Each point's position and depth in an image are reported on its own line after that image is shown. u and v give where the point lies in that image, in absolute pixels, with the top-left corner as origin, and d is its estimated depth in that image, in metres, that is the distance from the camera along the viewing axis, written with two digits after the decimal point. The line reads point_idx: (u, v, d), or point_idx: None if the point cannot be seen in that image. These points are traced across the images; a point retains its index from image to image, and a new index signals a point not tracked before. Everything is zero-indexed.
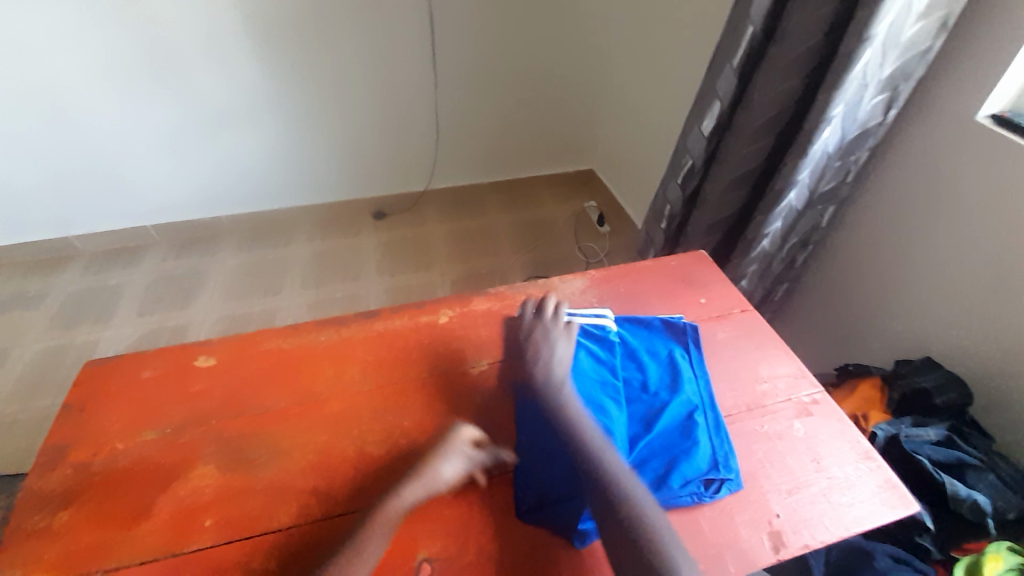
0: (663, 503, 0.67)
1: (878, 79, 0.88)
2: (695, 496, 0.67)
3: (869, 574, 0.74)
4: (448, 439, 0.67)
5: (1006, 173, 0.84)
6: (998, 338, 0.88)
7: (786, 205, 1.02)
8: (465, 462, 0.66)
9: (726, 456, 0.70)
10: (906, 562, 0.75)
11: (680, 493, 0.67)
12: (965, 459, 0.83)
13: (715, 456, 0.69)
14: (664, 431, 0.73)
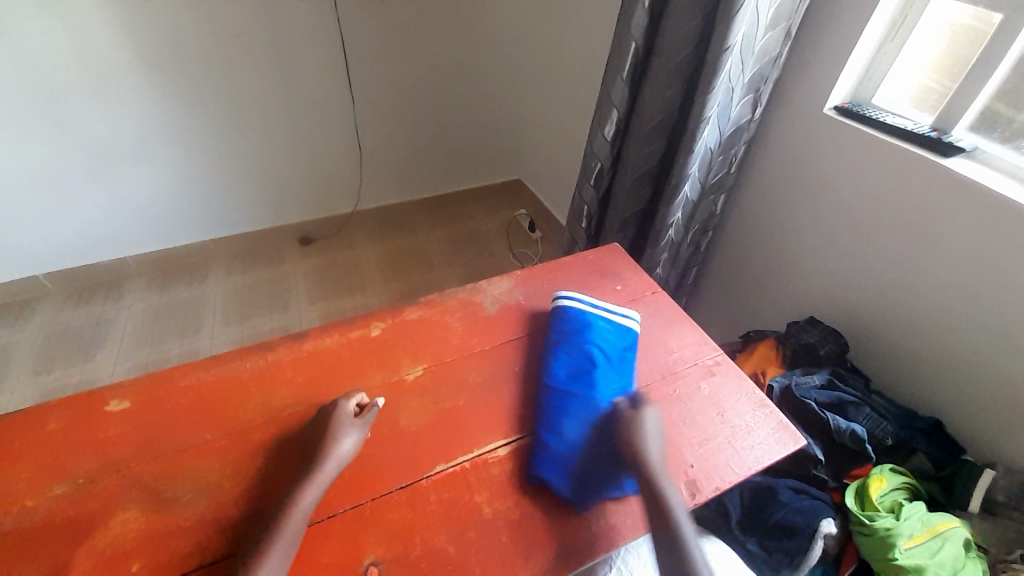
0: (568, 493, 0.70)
1: (742, 84, 1.13)
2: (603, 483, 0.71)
3: (774, 506, 0.85)
4: (336, 419, 0.72)
5: (843, 153, 1.11)
6: (856, 288, 1.15)
7: (683, 196, 1.26)
8: (360, 432, 0.73)
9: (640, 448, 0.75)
10: (805, 490, 0.86)
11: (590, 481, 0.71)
12: (844, 397, 0.97)
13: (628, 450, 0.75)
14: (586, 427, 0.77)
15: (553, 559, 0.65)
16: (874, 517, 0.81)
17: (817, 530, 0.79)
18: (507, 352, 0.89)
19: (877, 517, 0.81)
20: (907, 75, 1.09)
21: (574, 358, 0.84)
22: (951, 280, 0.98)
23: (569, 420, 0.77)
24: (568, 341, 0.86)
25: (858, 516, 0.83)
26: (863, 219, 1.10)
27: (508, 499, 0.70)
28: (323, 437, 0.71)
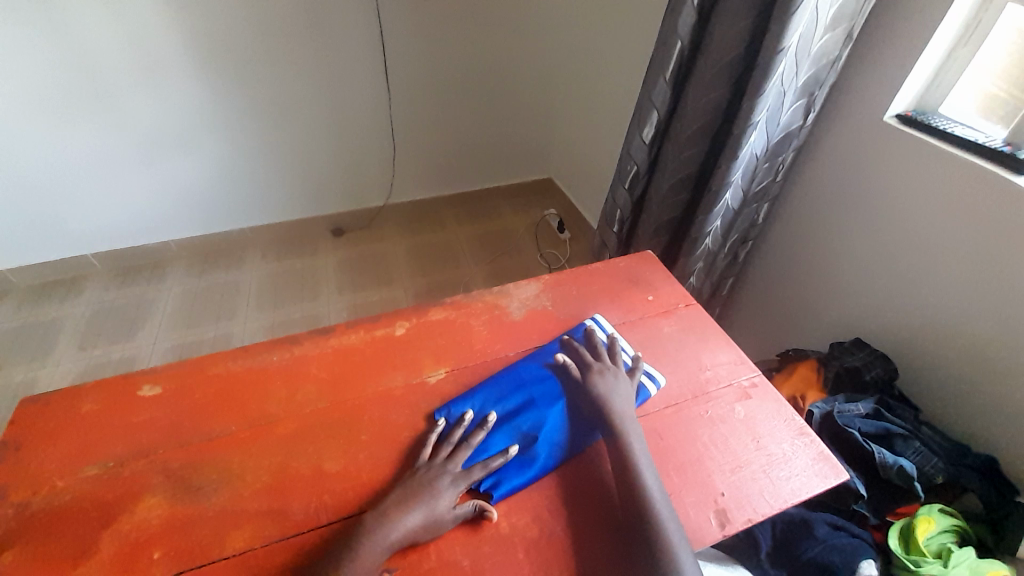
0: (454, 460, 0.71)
1: (794, 88, 1.06)
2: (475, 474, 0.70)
3: (810, 542, 0.80)
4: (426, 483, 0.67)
5: (904, 165, 1.02)
6: (909, 311, 1.06)
7: (723, 204, 1.21)
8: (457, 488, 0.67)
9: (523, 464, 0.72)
10: (843, 528, 0.82)
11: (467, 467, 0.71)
12: (892, 429, 0.90)
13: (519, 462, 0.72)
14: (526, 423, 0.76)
15: None
16: (922, 563, 0.75)
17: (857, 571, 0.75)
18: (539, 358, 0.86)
19: (924, 562, 0.75)
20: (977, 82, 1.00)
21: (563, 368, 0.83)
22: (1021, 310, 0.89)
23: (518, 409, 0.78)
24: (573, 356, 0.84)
25: (903, 560, 0.77)
26: (922, 238, 1.02)
27: (527, 514, 0.68)
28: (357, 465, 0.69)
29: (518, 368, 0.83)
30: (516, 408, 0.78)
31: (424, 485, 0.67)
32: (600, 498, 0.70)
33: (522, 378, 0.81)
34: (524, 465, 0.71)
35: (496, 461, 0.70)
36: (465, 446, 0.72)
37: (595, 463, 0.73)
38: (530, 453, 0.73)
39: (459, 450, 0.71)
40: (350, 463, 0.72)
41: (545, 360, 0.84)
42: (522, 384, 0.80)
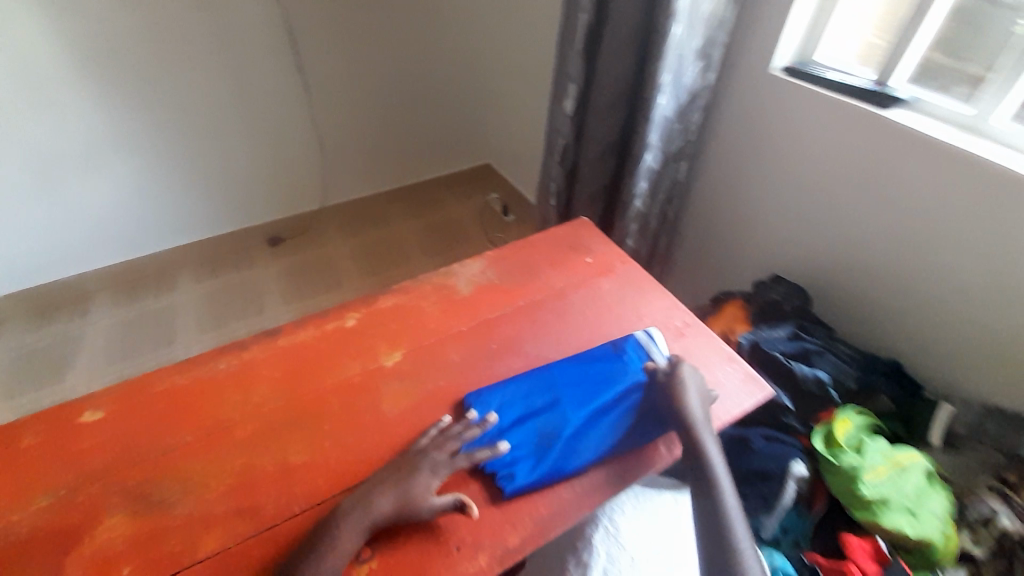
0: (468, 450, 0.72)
1: (692, 50, 1.15)
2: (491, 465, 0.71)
3: (748, 455, 0.87)
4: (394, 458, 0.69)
5: (794, 113, 1.14)
6: (814, 244, 1.19)
7: (646, 164, 1.29)
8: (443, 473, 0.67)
9: (538, 461, 0.72)
10: (776, 438, 0.90)
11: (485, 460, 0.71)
12: (809, 347, 1.02)
13: (535, 458, 0.72)
14: (551, 421, 0.76)
15: (538, 522, 0.66)
16: (839, 454, 0.81)
17: (788, 472, 0.83)
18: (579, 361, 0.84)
19: (842, 455, 0.81)
20: (857, 32, 1.13)
21: (601, 376, 0.81)
22: (901, 227, 1.03)
23: (545, 408, 0.77)
24: (611, 367, 0.82)
25: (824, 454, 0.82)
26: (818, 177, 1.14)
27: (494, 470, 0.72)
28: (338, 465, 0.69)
29: (550, 368, 0.83)
30: (540, 406, 0.78)
31: (399, 460, 0.69)
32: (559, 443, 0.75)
33: (551, 379, 0.81)
34: (538, 462, 0.71)
35: (483, 454, 0.69)
36: (457, 438, 0.71)
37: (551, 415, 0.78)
38: (550, 452, 0.73)
39: (450, 442, 0.70)
40: (316, 452, 0.73)
41: (579, 365, 0.83)
42: (552, 385, 0.80)
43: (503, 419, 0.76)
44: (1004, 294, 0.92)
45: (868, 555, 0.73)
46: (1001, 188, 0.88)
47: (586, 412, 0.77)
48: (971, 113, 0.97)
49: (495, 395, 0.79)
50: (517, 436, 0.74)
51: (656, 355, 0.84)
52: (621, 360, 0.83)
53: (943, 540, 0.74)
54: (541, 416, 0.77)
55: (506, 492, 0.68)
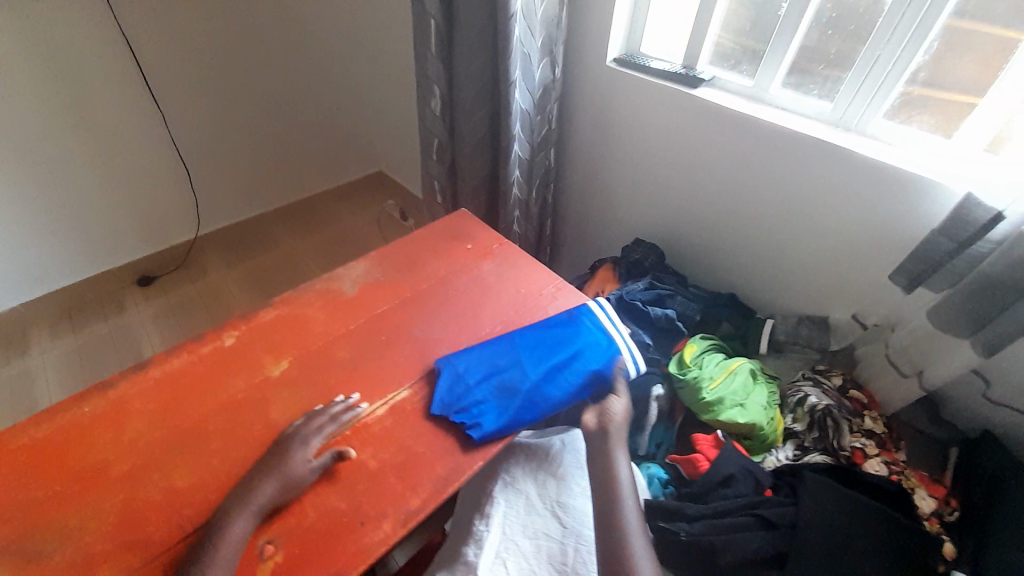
0: (440, 407, 0.81)
1: (535, 49, 1.26)
2: (460, 416, 0.80)
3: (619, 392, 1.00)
4: (285, 455, 0.72)
5: (628, 98, 1.30)
6: (663, 209, 1.38)
7: (515, 155, 1.41)
8: (320, 437, 0.75)
9: (500, 411, 0.80)
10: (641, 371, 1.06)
11: (454, 413, 0.80)
12: (663, 292, 1.19)
13: (499, 408, 0.81)
14: (514, 376, 0.85)
15: (436, 484, 0.73)
16: (686, 370, 0.99)
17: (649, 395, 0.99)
18: (541, 326, 0.93)
19: (689, 371, 0.99)
20: (674, 24, 1.28)
21: (558, 337, 0.89)
22: (720, 185, 1.21)
23: (510, 366, 0.86)
24: (567, 329, 0.90)
25: (677, 375, 0.99)
26: (652, 150, 1.32)
27: (391, 449, 0.76)
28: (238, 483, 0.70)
29: (515, 333, 0.92)
30: (504, 365, 0.87)
31: (275, 455, 0.72)
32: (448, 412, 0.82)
33: (514, 342, 0.90)
34: (500, 412, 0.80)
35: (343, 413, 0.78)
36: (323, 415, 0.78)
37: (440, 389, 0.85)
38: (515, 401, 0.81)
39: (315, 417, 0.77)
40: (205, 471, 0.73)
41: (539, 330, 0.91)
42: (516, 347, 0.89)
43: (472, 377, 0.85)
44: (795, 229, 1.12)
45: (710, 445, 0.88)
46: (774, 146, 1.07)
47: (544, 367, 0.85)
48: (751, 85, 1.14)
49: (467, 360, 0.87)
50: (481, 392, 0.82)
51: (607, 317, 0.92)
52: (574, 322, 0.91)
53: (770, 423, 0.94)
54: (505, 374, 0.85)
55: (474, 437, 0.77)
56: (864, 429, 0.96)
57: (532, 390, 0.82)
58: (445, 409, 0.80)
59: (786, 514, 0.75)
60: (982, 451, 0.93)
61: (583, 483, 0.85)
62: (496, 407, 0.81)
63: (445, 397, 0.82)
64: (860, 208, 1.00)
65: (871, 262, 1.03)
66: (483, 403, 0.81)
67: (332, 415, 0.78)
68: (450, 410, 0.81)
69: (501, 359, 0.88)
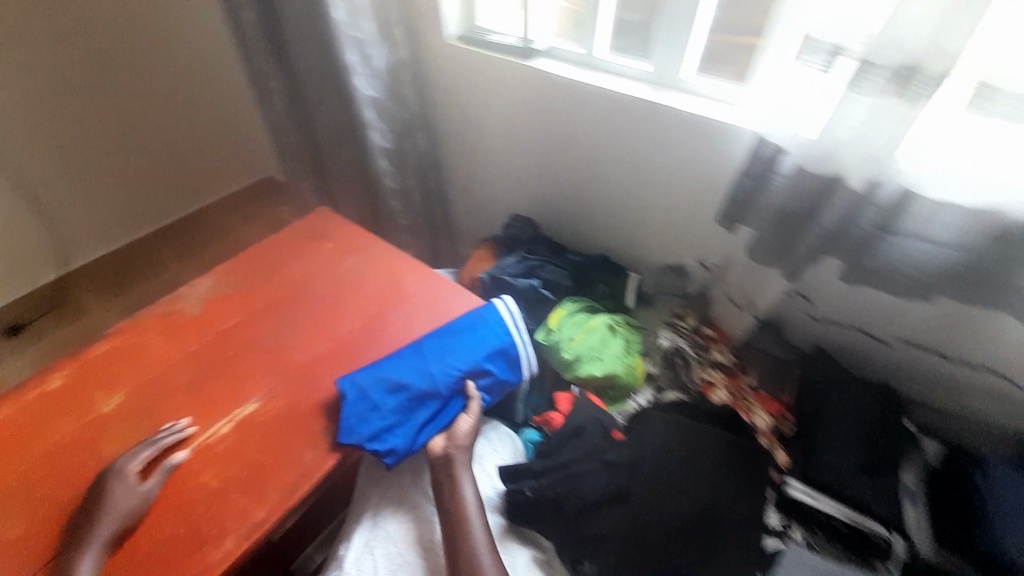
0: (349, 435, 0.77)
1: (371, 34, 1.22)
2: (372, 443, 0.77)
3: None
4: (107, 491, 0.69)
5: (474, 76, 1.29)
6: (532, 181, 1.39)
7: (378, 145, 1.38)
8: (141, 463, 0.72)
9: (412, 429, 0.80)
10: None
11: (366, 440, 0.77)
12: (533, 263, 1.22)
13: (409, 425, 0.80)
14: (423, 390, 0.82)
15: (283, 491, 0.72)
16: (550, 334, 1.04)
17: None
18: (447, 328, 0.89)
19: (553, 334, 1.04)
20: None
21: (466, 342, 0.87)
22: (574, 152, 1.24)
23: (418, 378, 0.82)
24: (474, 334, 0.88)
25: (541, 340, 1.04)
26: (510, 125, 1.32)
27: (235, 466, 0.74)
28: (68, 529, 0.66)
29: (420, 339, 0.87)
30: (411, 378, 0.82)
31: (111, 483, 0.69)
32: (299, 416, 0.80)
33: (419, 352, 0.85)
34: (412, 431, 0.80)
35: (165, 437, 0.75)
36: (147, 445, 0.74)
37: (289, 396, 0.83)
38: (425, 417, 0.81)
39: (140, 450, 0.74)
40: (27, 524, 0.68)
41: (443, 336, 0.88)
42: (422, 355, 0.85)
43: (378, 394, 0.80)
44: (641, 187, 1.19)
45: (568, 402, 0.96)
46: (606, 108, 1.12)
47: (454, 378, 0.84)
48: (584, 52, 1.17)
49: (371, 376, 0.82)
50: (391, 412, 0.80)
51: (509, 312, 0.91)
52: (483, 326, 0.89)
53: (629, 371, 1.00)
54: (411, 386, 0.82)
55: (388, 461, 0.77)
56: (711, 361, 1.04)
57: (439, 404, 0.83)
58: (357, 438, 0.76)
59: (628, 453, 0.81)
60: (814, 363, 1.02)
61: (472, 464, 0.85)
62: (407, 424, 0.80)
63: (353, 422, 0.78)
64: (691, 158, 1.06)
65: (706, 208, 1.11)
66: (394, 422, 0.79)
67: (153, 440, 0.75)
68: (362, 439, 0.77)
69: (406, 369, 0.83)
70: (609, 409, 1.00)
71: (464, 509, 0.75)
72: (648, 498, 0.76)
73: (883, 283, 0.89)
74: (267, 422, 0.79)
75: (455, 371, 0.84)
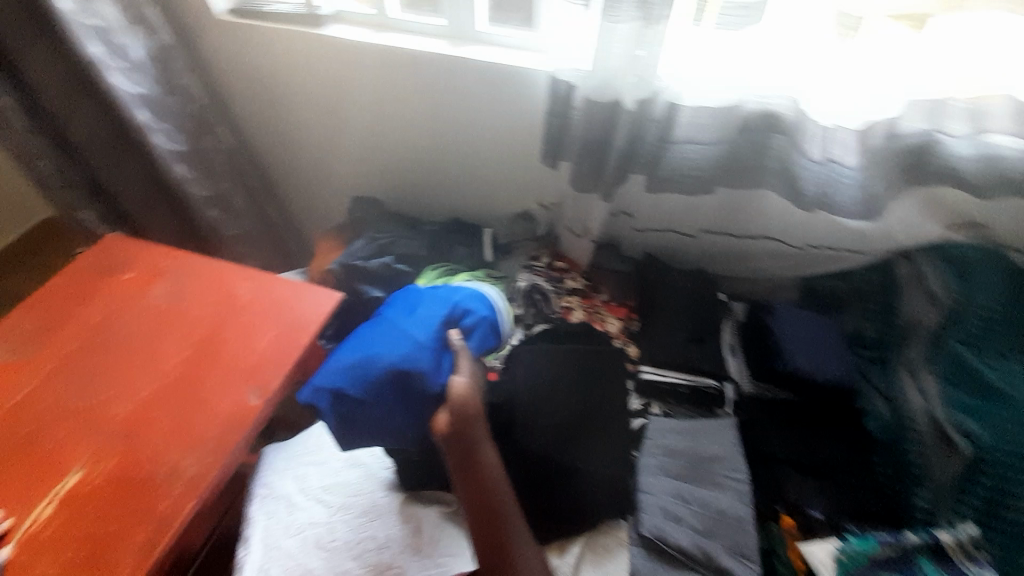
0: (344, 422, 0.75)
1: (115, 23, 1.05)
2: (372, 424, 0.75)
3: None
4: None
5: (263, 53, 1.20)
6: (364, 159, 1.34)
7: (166, 150, 1.20)
8: None
9: (408, 399, 0.76)
10: None
11: (365, 422, 0.75)
12: (385, 242, 1.19)
13: (404, 396, 0.76)
14: (406, 356, 0.77)
15: (140, 549, 0.65)
16: None
17: None
18: (418, 302, 0.86)
19: None
20: None
21: (438, 308, 0.85)
22: (400, 120, 1.23)
23: (400, 346, 0.78)
24: (445, 302, 0.86)
25: None
26: (321, 102, 1.25)
27: (75, 543, 0.65)
28: None
29: (393, 314, 0.84)
30: (391, 349, 0.78)
31: None
32: (143, 465, 0.72)
33: (394, 325, 0.81)
34: (406, 403, 0.76)
35: None
36: None
37: (125, 448, 0.74)
38: (418, 383, 0.76)
39: None
40: None
41: (415, 308, 0.85)
42: (400, 325, 0.81)
43: (360, 375, 0.76)
44: (468, 144, 1.22)
45: None
46: (410, 67, 1.12)
47: (434, 338, 0.80)
48: (374, 13, 1.13)
49: (350, 360, 0.78)
50: (380, 389, 0.75)
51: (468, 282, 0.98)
52: (453, 297, 0.88)
53: None
54: (394, 357, 0.77)
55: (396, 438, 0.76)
56: (567, 290, 1.16)
57: (431, 366, 0.77)
58: (352, 422, 0.75)
59: (504, 391, 0.88)
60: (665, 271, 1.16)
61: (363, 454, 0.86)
62: (402, 398, 0.76)
63: (345, 410, 0.75)
64: (499, 105, 1.12)
65: (528, 152, 1.19)
66: (385, 398, 0.75)
67: None
68: (357, 422, 0.75)
69: (385, 345, 0.78)
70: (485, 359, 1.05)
71: (491, 489, 0.72)
72: (529, 426, 0.85)
73: (678, 186, 1.04)
74: (104, 484, 0.70)
75: (432, 323, 0.82)
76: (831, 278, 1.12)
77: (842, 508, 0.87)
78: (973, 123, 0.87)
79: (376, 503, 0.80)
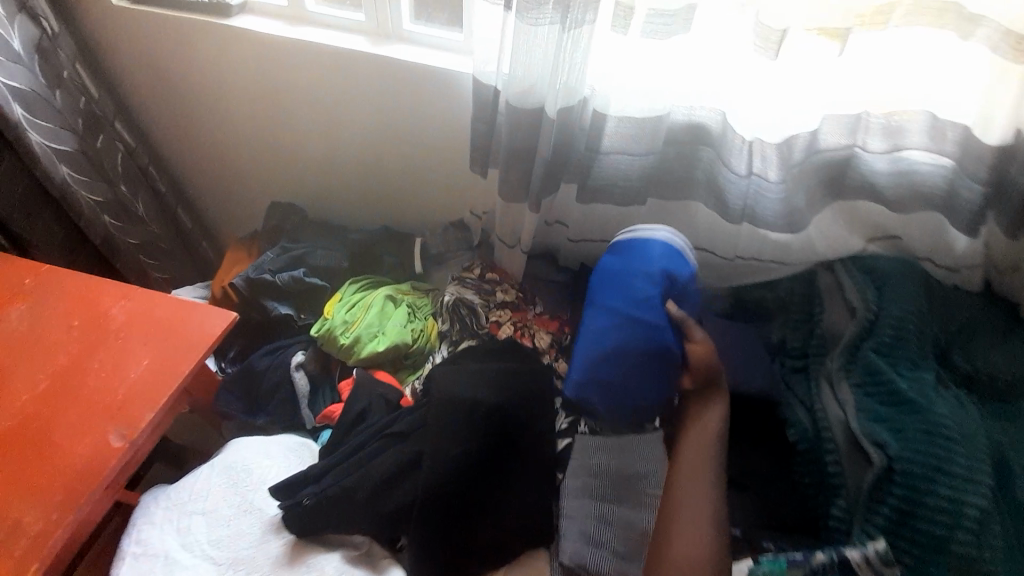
0: (609, 403, 0.88)
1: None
2: (635, 399, 0.87)
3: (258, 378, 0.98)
4: None
5: (164, 44, 1.08)
6: (283, 163, 1.24)
7: (43, 148, 1.03)
8: None
9: (656, 383, 0.86)
10: (278, 346, 1.02)
11: (626, 404, 0.87)
12: (298, 254, 1.09)
13: (653, 378, 0.86)
14: (641, 348, 0.86)
15: None
16: (324, 324, 0.99)
17: (290, 366, 0.98)
18: (627, 282, 0.90)
19: (326, 322, 1.00)
20: None
21: (652, 286, 0.89)
22: (320, 121, 1.14)
23: (632, 337, 0.86)
24: (653, 277, 0.89)
25: (315, 333, 0.99)
26: (233, 98, 1.14)
27: None
28: None
29: (602, 304, 0.92)
30: (625, 343, 0.86)
31: None
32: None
33: (616, 313, 0.89)
34: (659, 384, 0.86)
35: None
36: None
37: None
38: (660, 367, 0.86)
39: None
40: None
41: (631, 290, 0.89)
42: (620, 314, 0.88)
43: (603, 367, 0.87)
44: (395, 148, 1.14)
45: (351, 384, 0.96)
46: (330, 65, 1.04)
47: (659, 322, 0.86)
48: (286, 5, 1.04)
49: (591, 356, 0.89)
50: (633, 379, 0.86)
51: (630, 232, 0.97)
52: (650, 269, 0.91)
53: (417, 338, 1.02)
54: (626, 354, 0.86)
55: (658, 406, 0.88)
56: (498, 303, 1.07)
57: (667, 350, 0.86)
58: (615, 405, 0.87)
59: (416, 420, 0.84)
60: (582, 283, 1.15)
61: (257, 498, 0.80)
62: (645, 386, 0.86)
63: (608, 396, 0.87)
64: (422, 110, 1.06)
65: (458, 158, 1.12)
66: (637, 384, 0.86)
67: None
68: (619, 402, 0.88)
69: (609, 340, 0.88)
70: (403, 381, 1.01)
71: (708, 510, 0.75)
72: (434, 460, 0.77)
73: (609, 197, 1.02)
74: None
75: (653, 302, 0.88)
76: (759, 288, 1.10)
77: (759, 523, 0.88)
78: (888, 139, 0.90)
79: (269, 552, 0.75)
